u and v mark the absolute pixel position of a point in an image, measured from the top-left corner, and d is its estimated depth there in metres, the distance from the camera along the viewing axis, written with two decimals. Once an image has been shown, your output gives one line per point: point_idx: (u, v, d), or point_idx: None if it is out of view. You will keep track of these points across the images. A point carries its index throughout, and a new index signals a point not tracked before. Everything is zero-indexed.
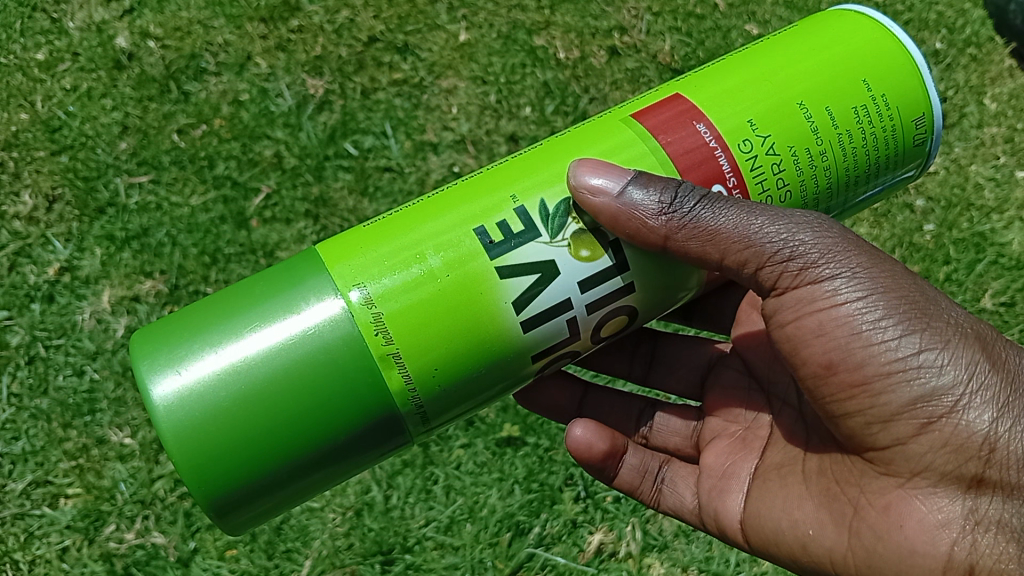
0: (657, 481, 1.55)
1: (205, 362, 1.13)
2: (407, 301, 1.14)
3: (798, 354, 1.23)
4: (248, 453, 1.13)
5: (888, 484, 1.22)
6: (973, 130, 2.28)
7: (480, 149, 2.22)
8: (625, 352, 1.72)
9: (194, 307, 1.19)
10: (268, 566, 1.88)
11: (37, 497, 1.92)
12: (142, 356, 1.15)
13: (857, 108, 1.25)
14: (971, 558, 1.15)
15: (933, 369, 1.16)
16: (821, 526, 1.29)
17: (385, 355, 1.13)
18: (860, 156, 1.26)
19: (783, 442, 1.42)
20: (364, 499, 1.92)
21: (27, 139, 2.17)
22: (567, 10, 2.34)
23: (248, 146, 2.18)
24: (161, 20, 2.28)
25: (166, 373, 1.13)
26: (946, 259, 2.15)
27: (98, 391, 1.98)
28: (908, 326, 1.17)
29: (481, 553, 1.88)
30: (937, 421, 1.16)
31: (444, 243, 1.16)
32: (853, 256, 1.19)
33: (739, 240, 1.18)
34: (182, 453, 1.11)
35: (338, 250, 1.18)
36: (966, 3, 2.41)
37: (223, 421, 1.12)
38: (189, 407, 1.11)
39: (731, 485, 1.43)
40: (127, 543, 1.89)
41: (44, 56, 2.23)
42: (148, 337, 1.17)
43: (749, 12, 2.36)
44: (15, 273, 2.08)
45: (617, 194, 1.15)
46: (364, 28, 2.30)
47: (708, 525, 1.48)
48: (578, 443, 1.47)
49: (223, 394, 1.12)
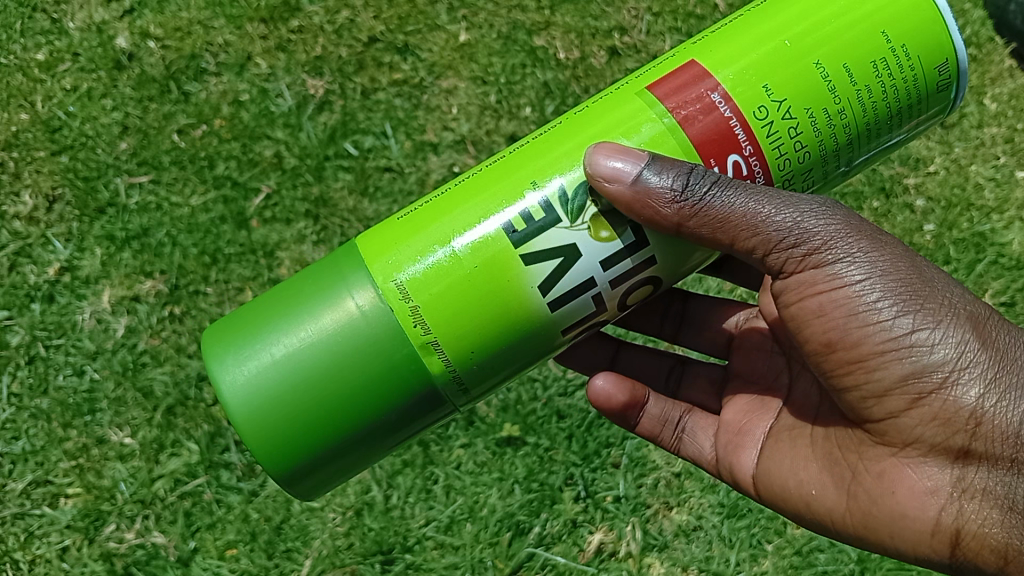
0: (677, 430, 1.55)
1: (266, 357, 1.19)
2: (435, 289, 1.16)
3: (802, 331, 1.26)
4: (309, 429, 1.19)
5: (884, 454, 1.25)
6: (973, 130, 2.27)
7: (480, 149, 2.22)
8: (657, 310, 1.72)
9: (252, 304, 1.24)
10: (268, 566, 1.88)
11: (37, 497, 1.91)
12: (212, 354, 1.22)
13: (877, 62, 1.22)
14: (958, 523, 1.19)
15: (926, 348, 1.17)
16: (823, 487, 1.32)
17: (424, 342, 1.17)
18: (881, 109, 1.23)
19: (798, 407, 1.44)
20: (364, 499, 1.92)
21: (27, 139, 2.17)
22: (567, 10, 2.34)
23: (248, 147, 2.18)
24: (161, 20, 2.28)
25: (234, 370, 1.19)
26: (946, 260, 2.15)
27: (98, 391, 1.98)
28: (904, 306, 1.18)
29: (481, 553, 1.89)
30: (928, 396, 1.18)
31: (469, 232, 1.17)
32: (854, 238, 1.19)
33: (748, 227, 1.18)
34: (257, 437, 1.19)
35: (372, 244, 1.20)
36: (966, 3, 2.40)
37: (287, 406, 1.18)
38: (259, 383, 1.18)
39: (746, 441, 1.46)
40: (127, 543, 1.89)
41: (44, 56, 2.23)
42: (215, 336, 1.23)
43: None
44: (14, 273, 2.08)
45: (633, 181, 1.14)
46: (364, 28, 2.30)
47: (723, 476, 1.51)
48: (598, 393, 1.48)
49: (285, 383, 1.18)
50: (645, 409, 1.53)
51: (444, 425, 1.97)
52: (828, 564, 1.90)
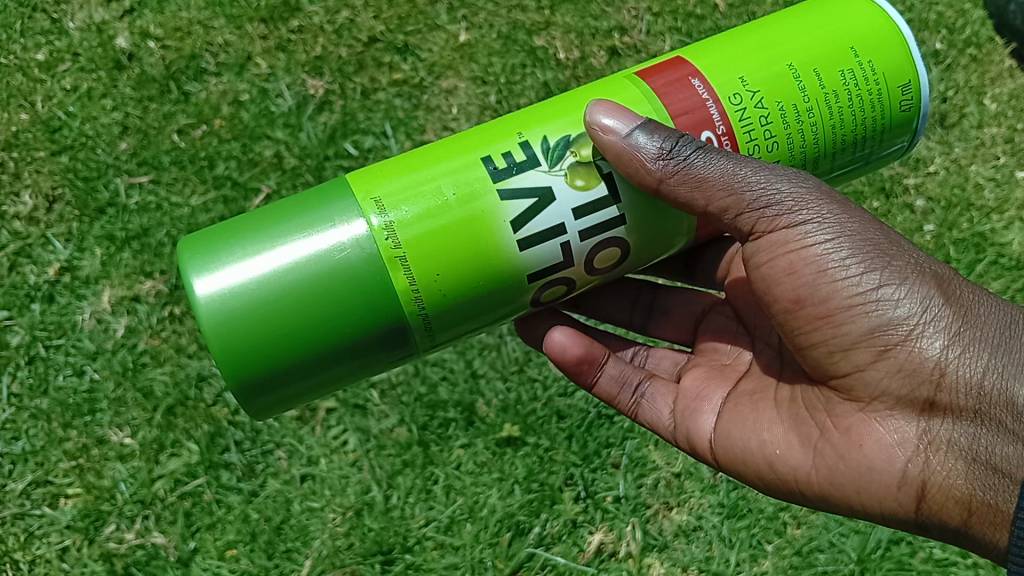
0: (637, 394, 1.54)
1: (243, 264, 1.19)
2: (421, 224, 1.20)
3: (771, 291, 1.29)
4: (274, 345, 1.19)
5: (850, 409, 1.27)
6: (973, 130, 2.28)
7: None
8: (627, 301, 1.71)
9: (235, 219, 1.25)
10: (268, 566, 1.88)
11: (37, 497, 1.91)
12: (188, 256, 1.21)
13: (844, 71, 1.27)
14: (923, 474, 1.21)
15: (891, 303, 1.21)
16: (788, 446, 1.33)
17: (398, 266, 1.19)
18: (847, 116, 1.27)
19: (758, 374, 1.47)
20: (364, 499, 1.92)
21: (27, 139, 2.17)
22: (567, 10, 2.34)
23: (248, 147, 2.18)
24: (161, 20, 2.28)
25: (210, 271, 1.19)
26: (946, 260, 2.15)
27: (97, 391, 1.98)
28: (870, 263, 1.22)
29: (481, 553, 1.89)
30: (893, 349, 1.21)
31: (459, 176, 1.22)
32: (823, 201, 1.24)
33: (725, 186, 1.22)
34: (220, 341, 1.17)
35: (363, 179, 1.24)
36: (966, 3, 2.40)
37: (255, 316, 1.18)
38: (231, 310, 1.18)
39: (703, 405, 1.47)
40: (127, 543, 1.89)
41: (43, 55, 2.23)
42: (194, 241, 1.23)
43: (749, 12, 2.36)
44: (15, 273, 2.08)
45: (625, 137, 1.21)
46: (364, 28, 2.30)
47: (680, 443, 1.50)
48: (557, 346, 1.48)
49: (258, 292, 1.18)
50: (604, 370, 1.52)
51: (444, 425, 1.97)
52: (827, 564, 1.90)
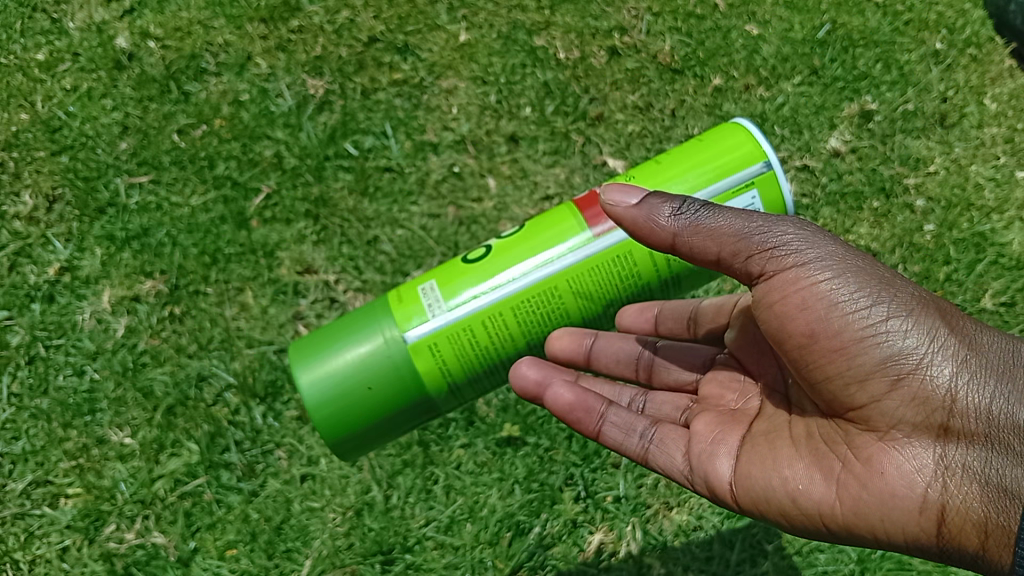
0: (644, 441, 1.50)
1: (335, 366, 1.57)
2: (460, 321, 1.56)
3: (785, 329, 1.28)
4: (361, 411, 1.58)
5: (869, 440, 1.24)
6: (973, 130, 2.28)
7: (480, 150, 2.23)
8: (628, 353, 1.75)
9: (328, 327, 1.64)
10: (268, 566, 1.88)
11: (37, 497, 1.91)
12: (299, 367, 1.59)
13: (693, 156, 1.61)
14: (943, 500, 1.19)
15: (901, 333, 1.22)
16: (810, 481, 1.28)
17: (439, 352, 1.56)
18: (697, 177, 1.58)
19: (770, 416, 1.44)
20: (364, 499, 1.92)
21: (27, 139, 2.17)
22: (567, 10, 2.35)
23: (248, 147, 2.18)
24: (161, 20, 2.28)
25: (313, 370, 1.58)
26: (946, 259, 2.15)
27: (98, 391, 1.98)
28: (877, 296, 1.24)
29: (480, 553, 1.88)
30: (906, 377, 1.21)
31: (488, 282, 1.57)
32: (826, 244, 1.28)
33: (732, 235, 1.28)
34: (324, 416, 1.57)
35: (414, 288, 1.62)
36: (966, 4, 2.41)
37: (348, 398, 1.57)
38: (325, 394, 1.57)
39: (720, 448, 1.41)
40: (127, 543, 1.88)
41: (43, 55, 2.23)
42: (299, 360, 1.60)
43: (749, 12, 2.36)
44: (15, 273, 2.07)
45: (638, 202, 1.33)
46: (364, 28, 2.30)
47: (697, 487, 1.43)
48: (557, 397, 1.54)
49: (348, 386, 1.56)
50: (605, 417, 1.53)
51: (444, 425, 1.98)
52: (828, 565, 1.90)
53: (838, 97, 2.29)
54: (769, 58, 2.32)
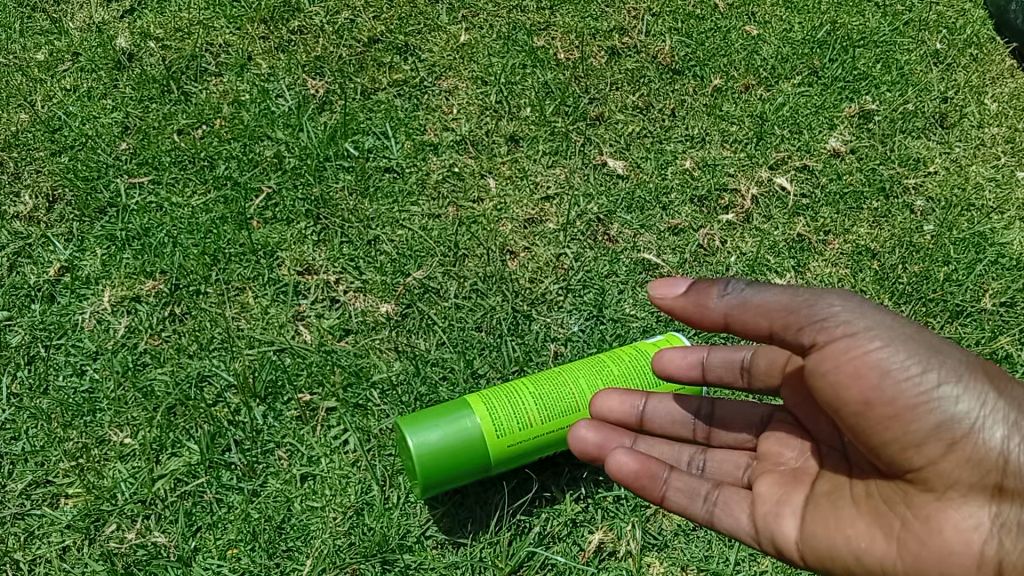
0: (709, 504, 1.54)
1: (459, 422, 1.69)
2: (570, 403, 1.76)
3: (840, 399, 1.29)
4: (466, 462, 1.69)
5: (927, 500, 1.31)
6: (973, 130, 2.31)
7: (480, 149, 2.24)
8: (685, 412, 1.74)
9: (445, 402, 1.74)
10: (269, 566, 1.81)
11: (37, 497, 1.84)
12: (411, 427, 1.68)
13: None
14: (999, 554, 1.29)
15: (953, 400, 1.27)
16: (872, 539, 1.35)
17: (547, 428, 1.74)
18: None
19: (829, 475, 1.48)
20: (364, 499, 1.88)
21: (27, 139, 2.17)
22: (568, 11, 2.45)
23: (249, 147, 2.20)
24: (161, 22, 2.36)
25: (429, 434, 1.67)
26: (946, 259, 2.12)
27: (98, 391, 1.94)
28: (930, 364, 1.27)
29: (481, 552, 1.86)
30: (960, 442, 1.27)
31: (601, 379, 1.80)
32: (875, 313, 1.30)
33: (784, 310, 1.30)
34: (428, 462, 1.66)
35: (529, 387, 1.77)
36: (966, 4, 2.53)
37: (457, 450, 1.68)
38: (437, 448, 1.67)
39: (785, 509, 1.46)
40: (127, 543, 1.80)
41: (44, 55, 2.28)
42: (413, 420, 1.69)
43: (750, 11, 2.46)
44: (14, 273, 2.05)
45: (686, 292, 1.38)
46: (363, 29, 2.39)
47: (764, 547, 1.50)
48: (618, 467, 1.54)
49: (463, 436, 1.68)
50: (670, 483, 1.55)
51: None
52: None
53: (839, 97, 2.34)
54: (769, 58, 2.39)
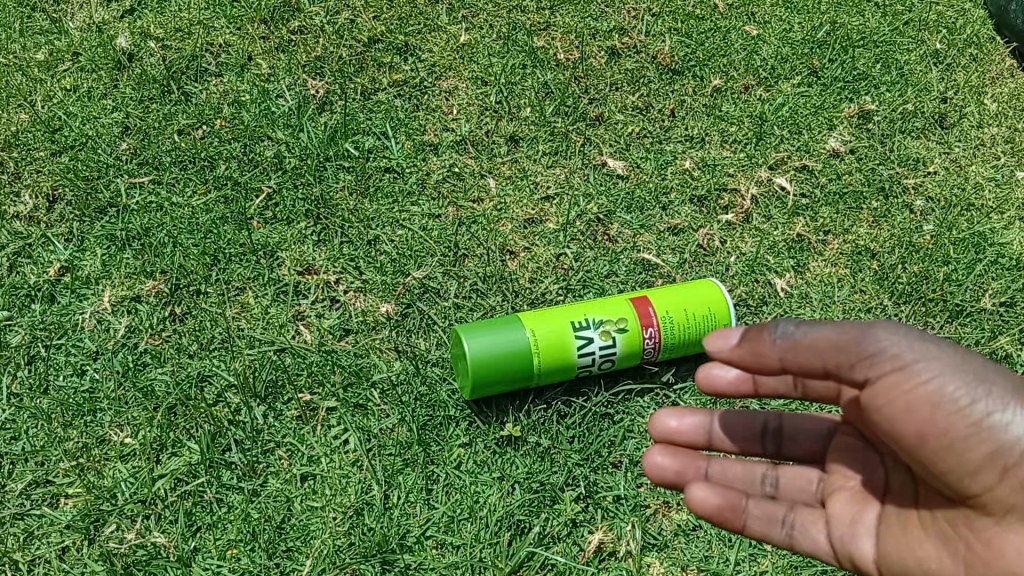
0: (787, 528, 1.54)
1: (514, 334, 1.85)
2: (612, 331, 1.91)
3: (896, 432, 1.30)
4: (513, 370, 1.86)
5: (988, 523, 1.32)
6: (973, 130, 2.32)
7: (480, 149, 2.24)
8: (752, 428, 1.68)
9: (505, 316, 1.90)
10: (269, 566, 1.80)
11: (37, 497, 1.84)
12: (468, 331, 1.84)
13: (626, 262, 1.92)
14: None
15: (1006, 425, 1.27)
16: (940, 561, 1.37)
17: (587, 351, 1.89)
18: None
19: (895, 497, 1.46)
20: (364, 499, 1.87)
21: (27, 138, 2.18)
22: (566, 12, 2.45)
23: (248, 147, 2.20)
24: (161, 22, 2.37)
25: (484, 340, 1.84)
26: (946, 259, 2.12)
27: (98, 391, 1.94)
28: (978, 392, 1.27)
29: (481, 552, 1.85)
30: (1016, 467, 1.28)
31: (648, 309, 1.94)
32: (924, 341, 1.29)
33: (836, 349, 1.30)
34: (477, 367, 1.83)
35: (578, 310, 1.92)
36: (966, 4, 2.52)
37: (508, 357, 1.85)
38: (488, 353, 1.83)
39: (861, 528, 1.48)
40: (127, 543, 1.80)
41: (43, 55, 2.28)
42: (472, 326, 1.86)
43: (749, 11, 2.47)
44: (15, 273, 2.05)
45: (741, 342, 1.38)
46: (364, 29, 2.40)
47: (844, 564, 1.51)
48: (699, 501, 1.53)
49: (517, 346, 1.85)
50: (749, 511, 1.55)
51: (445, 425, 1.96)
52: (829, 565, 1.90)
53: (839, 97, 2.34)
54: (769, 58, 2.40)
